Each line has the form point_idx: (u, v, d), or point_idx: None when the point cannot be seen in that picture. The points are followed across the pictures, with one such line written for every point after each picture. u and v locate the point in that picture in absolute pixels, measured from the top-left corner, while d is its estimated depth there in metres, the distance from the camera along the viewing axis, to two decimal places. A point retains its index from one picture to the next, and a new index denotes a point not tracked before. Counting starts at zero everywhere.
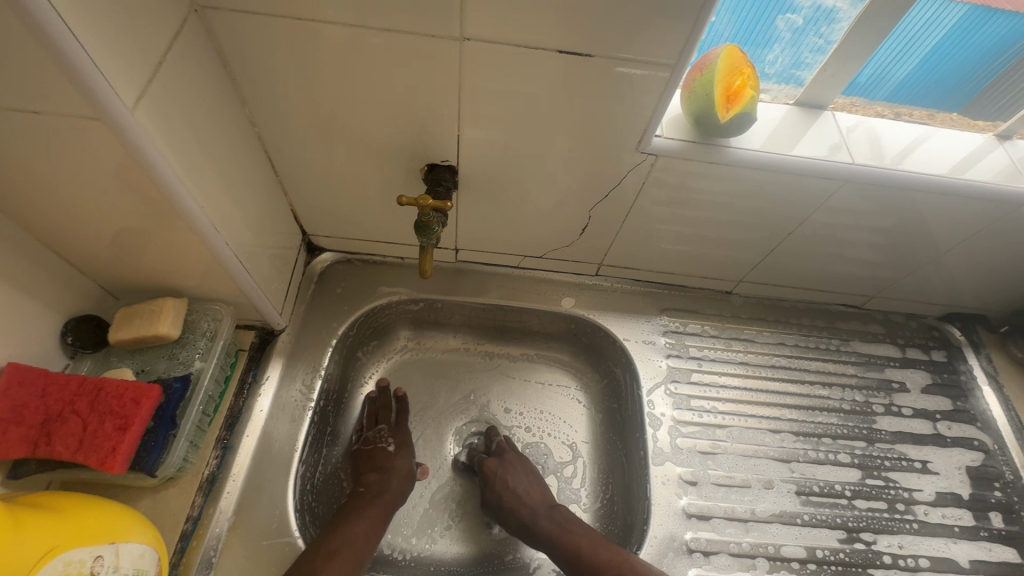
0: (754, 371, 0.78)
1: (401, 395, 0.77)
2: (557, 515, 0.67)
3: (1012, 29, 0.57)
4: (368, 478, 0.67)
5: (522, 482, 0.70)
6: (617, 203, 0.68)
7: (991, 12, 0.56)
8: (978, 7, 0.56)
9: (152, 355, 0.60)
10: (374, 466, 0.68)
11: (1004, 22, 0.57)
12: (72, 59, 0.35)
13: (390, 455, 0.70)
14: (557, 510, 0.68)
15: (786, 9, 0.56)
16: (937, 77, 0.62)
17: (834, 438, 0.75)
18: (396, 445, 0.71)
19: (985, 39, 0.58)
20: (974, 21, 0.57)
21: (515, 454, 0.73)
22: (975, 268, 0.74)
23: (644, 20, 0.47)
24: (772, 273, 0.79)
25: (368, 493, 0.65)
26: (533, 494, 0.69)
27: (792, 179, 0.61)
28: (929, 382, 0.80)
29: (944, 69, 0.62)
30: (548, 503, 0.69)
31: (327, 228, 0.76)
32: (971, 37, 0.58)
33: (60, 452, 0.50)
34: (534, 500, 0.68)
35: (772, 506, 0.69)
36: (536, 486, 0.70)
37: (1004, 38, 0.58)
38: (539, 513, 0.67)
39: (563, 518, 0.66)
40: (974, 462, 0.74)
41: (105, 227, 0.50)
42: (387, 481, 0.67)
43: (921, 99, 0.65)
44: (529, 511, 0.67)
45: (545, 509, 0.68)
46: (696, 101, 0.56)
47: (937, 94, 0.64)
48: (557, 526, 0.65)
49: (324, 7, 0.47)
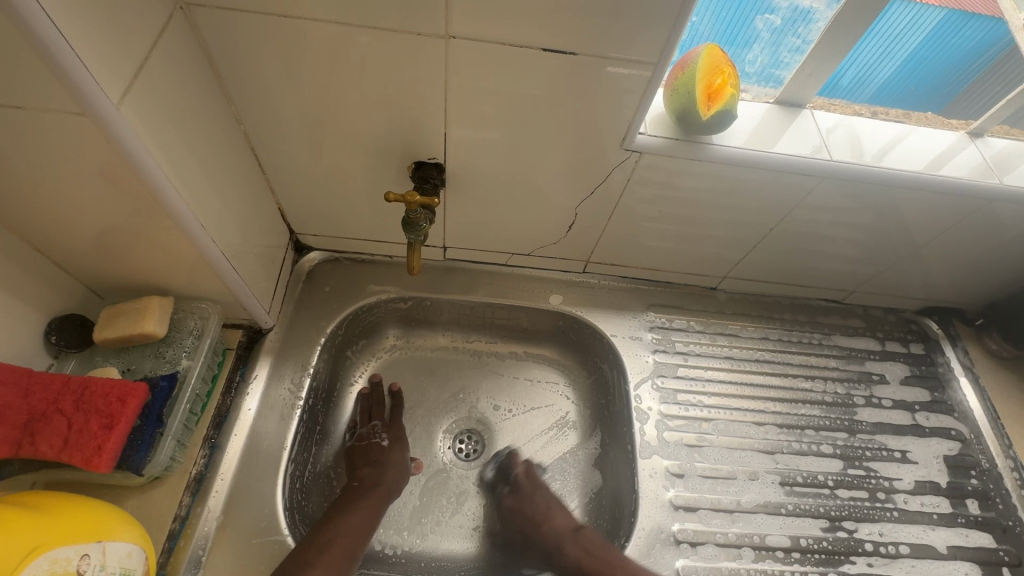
0: (739, 365, 0.80)
1: (397, 391, 0.77)
2: (584, 539, 0.66)
3: (990, 33, 0.61)
4: (363, 472, 0.67)
5: (543, 517, 0.70)
6: (602, 201, 0.69)
7: (967, 16, 0.60)
8: (956, 11, 0.59)
9: (137, 354, 0.59)
10: (368, 461, 0.69)
11: (983, 25, 0.60)
12: (56, 54, 0.35)
13: (384, 450, 0.70)
14: (583, 533, 0.67)
15: (764, 9, 0.58)
16: (917, 79, 0.66)
17: (817, 429, 0.76)
18: (390, 440, 0.72)
19: (963, 42, 0.62)
20: (953, 24, 0.60)
21: (534, 487, 0.72)
22: (951, 263, 0.76)
23: (625, 19, 0.48)
24: (755, 270, 0.81)
25: (362, 487, 0.66)
26: (555, 519, 0.69)
27: (774, 175, 0.63)
28: (907, 373, 0.82)
29: (923, 72, 0.65)
30: (573, 524, 0.69)
31: (314, 227, 0.76)
32: (950, 41, 0.62)
33: (44, 451, 0.49)
34: (558, 527, 0.68)
35: (757, 496, 0.70)
36: (559, 510, 0.70)
37: (981, 41, 0.62)
38: (565, 537, 0.67)
39: (591, 542, 0.66)
40: (951, 451, 0.76)
41: (90, 225, 0.50)
42: (383, 474, 0.67)
43: (901, 101, 0.68)
44: (554, 539, 0.68)
45: (570, 533, 0.68)
46: (678, 100, 0.57)
47: (916, 96, 0.68)
48: (588, 553, 0.64)
49: (310, 6, 0.47)
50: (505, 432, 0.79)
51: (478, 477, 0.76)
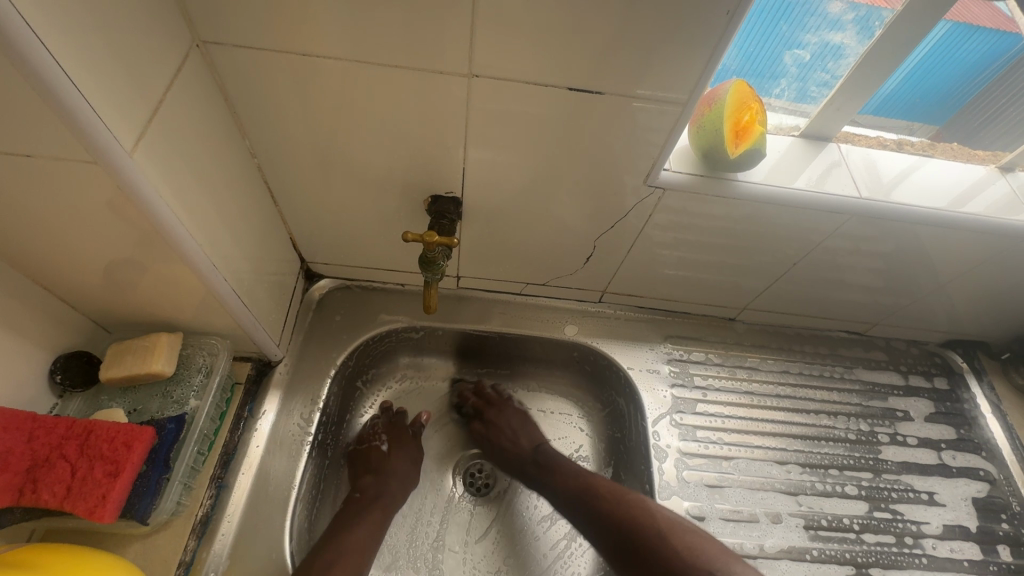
0: (758, 401, 0.77)
1: (388, 405, 0.77)
2: (541, 456, 0.72)
3: (996, 44, 0.58)
4: (364, 483, 0.69)
5: (511, 431, 0.75)
6: (622, 233, 0.67)
7: (972, 28, 0.56)
8: (962, 23, 0.56)
9: (144, 394, 0.58)
10: (369, 468, 0.70)
11: (988, 37, 0.57)
12: (71, 105, 0.33)
13: (384, 455, 0.71)
14: (541, 450, 0.73)
15: (793, 45, 0.56)
16: (922, 90, 0.62)
17: (840, 469, 0.74)
18: (388, 444, 0.73)
19: (967, 55, 0.59)
20: (956, 36, 0.57)
21: (498, 409, 0.78)
22: (977, 297, 0.74)
23: (653, 58, 0.47)
24: (775, 302, 0.79)
25: (364, 498, 0.67)
26: (520, 442, 0.75)
27: (800, 211, 0.61)
28: (932, 410, 0.80)
29: (928, 84, 0.62)
30: (535, 444, 0.74)
31: (326, 256, 0.74)
32: (953, 53, 0.59)
33: (46, 499, 0.47)
34: (521, 447, 0.74)
35: (780, 541, 0.67)
36: (523, 431, 0.75)
37: (988, 51, 0.58)
38: (524, 462, 0.73)
39: (545, 459, 0.71)
40: (980, 493, 0.74)
41: (98, 262, 0.48)
42: (383, 485, 0.69)
43: (905, 113, 0.65)
44: (518, 460, 0.73)
45: (530, 453, 0.73)
46: (704, 136, 0.56)
47: (921, 108, 0.64)
48: (542, 467, 0.71)
49: (329, 44, 0.46)
50: None
51: (490, 513, 0.74)
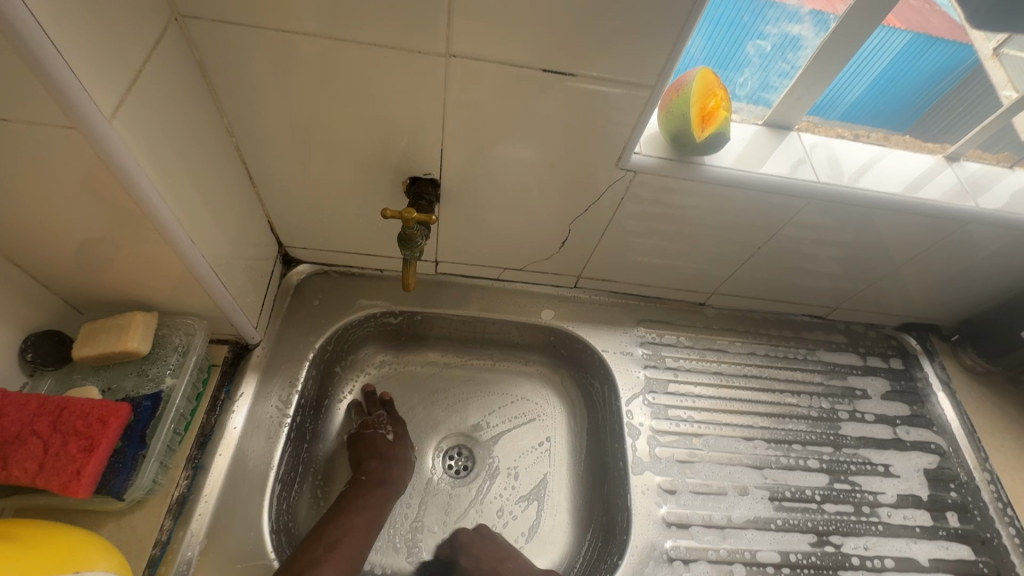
0: (727, 380, 0.81)
1: (370, 390, 0.76)
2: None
3: (953, 56, 0.62)
4: (370, 466, 0.68)
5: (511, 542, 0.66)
6: (594, 218, 0.69)
7: (931, 39, 0.61)
8: (922, 34, 0.60)
9: (118, 372, 0.57)
10: (374, 453, 0.69)
11: (946, 48, 0.62)
12: (51, 68, 0.34)
13: (389, 444, 0.70)
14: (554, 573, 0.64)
15: (755, 35, 0.60)
16: (886, 99, 0.67)
17: (803, 444, 0.77)
18: (395, 434, 0.72)
19: (927, 65, 0.63)
20: (917, 47, 0.61)
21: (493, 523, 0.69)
22: (927, 281, 0.79)
23: (625, 42, 0.49)
24: (743, 286, 0.82)
25: (370, 481, 0.66)
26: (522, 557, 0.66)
27: (761, 196, 0.64)
28: (888, 389, 0.84)
29: (891, 93, 0.66)
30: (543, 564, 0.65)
31: (304, 241, 0.74)
32: (915, 63, 0.63)
33: (17, 476, 0.46)
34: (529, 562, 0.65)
35: (746, 512, 0.71)
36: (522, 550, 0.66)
37: (946, 62, 0.63)
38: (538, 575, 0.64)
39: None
40: (931, 464, 0.78)
41: (71, 239, 0.48)
42: (390, 471, 0.68)
43: (870, 120, 0.69)
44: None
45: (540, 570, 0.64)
46: (672, 120, 0.58)
47: (884, 116, 0.69)
48: None
49: (308, 21, 0.47)
50: (496, 449, 0.79)
51: (468, 495, 0.75)
